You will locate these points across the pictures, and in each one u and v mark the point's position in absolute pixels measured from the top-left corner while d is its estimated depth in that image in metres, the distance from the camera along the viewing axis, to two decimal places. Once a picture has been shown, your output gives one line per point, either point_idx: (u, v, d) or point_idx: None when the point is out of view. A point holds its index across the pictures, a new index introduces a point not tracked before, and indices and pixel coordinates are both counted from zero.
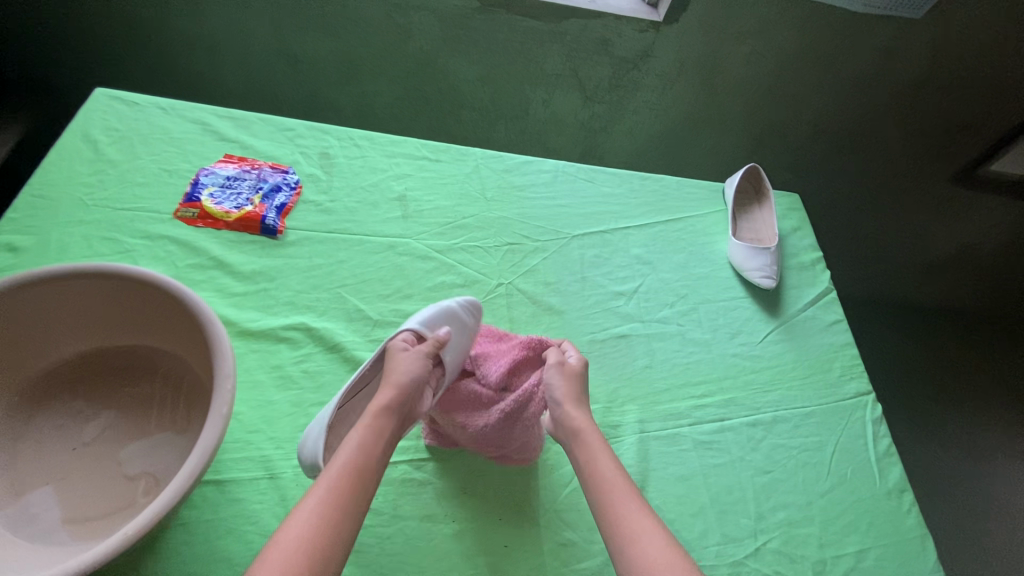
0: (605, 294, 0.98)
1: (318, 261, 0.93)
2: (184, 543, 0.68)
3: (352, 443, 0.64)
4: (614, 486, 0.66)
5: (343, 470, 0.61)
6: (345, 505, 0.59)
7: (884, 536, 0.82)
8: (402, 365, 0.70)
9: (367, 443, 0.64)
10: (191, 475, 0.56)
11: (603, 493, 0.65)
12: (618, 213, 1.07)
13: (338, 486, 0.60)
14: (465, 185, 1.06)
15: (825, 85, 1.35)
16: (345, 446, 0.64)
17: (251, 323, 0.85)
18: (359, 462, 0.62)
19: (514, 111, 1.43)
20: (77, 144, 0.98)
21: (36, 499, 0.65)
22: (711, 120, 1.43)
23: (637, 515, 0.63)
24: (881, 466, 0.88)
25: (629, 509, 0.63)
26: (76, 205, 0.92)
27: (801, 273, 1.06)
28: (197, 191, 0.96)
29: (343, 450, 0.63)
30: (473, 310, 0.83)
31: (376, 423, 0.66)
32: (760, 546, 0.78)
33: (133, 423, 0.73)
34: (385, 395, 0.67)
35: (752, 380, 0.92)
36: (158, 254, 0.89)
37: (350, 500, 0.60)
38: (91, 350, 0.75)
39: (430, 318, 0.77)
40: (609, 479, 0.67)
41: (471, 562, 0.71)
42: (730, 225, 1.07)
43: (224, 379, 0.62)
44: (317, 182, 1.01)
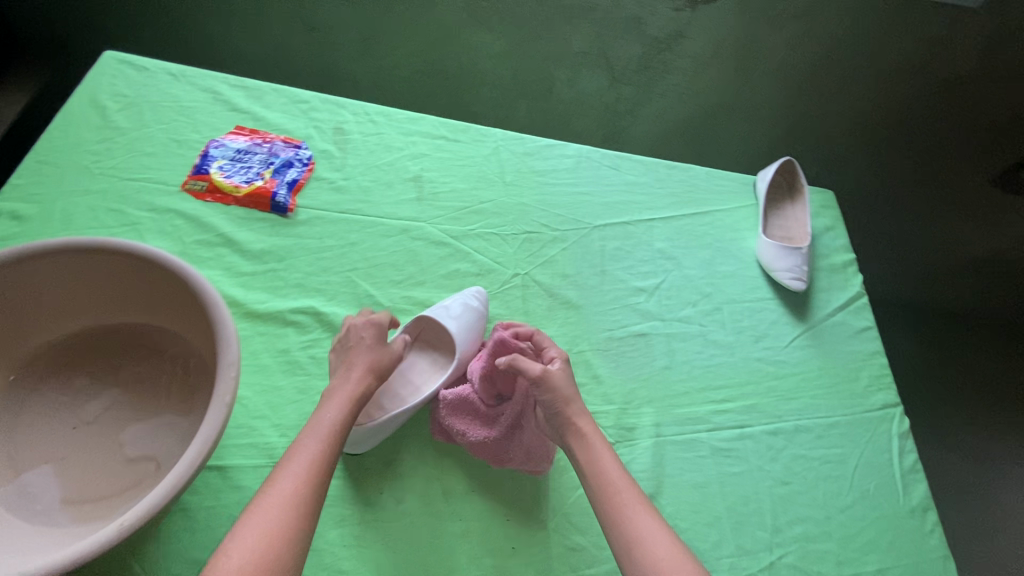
0: (624, 290, 0.94)
1: (329, 242, 0.89)
2: (186, 529, 0.66)
3: (323, 425, 0.63)
4: (623, 494, 0.64)
5: (316, 453, 0.61)
6: (315, 489, 0.58)
7: (905, 555, 0.79)
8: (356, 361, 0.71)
9: (339, 428, 0.64)
10: (194, 462, 0.54)
11: (612, 501, 0.64)
12: (643, 204, 1.02)
13: (309, 470, 0.59)
14: (484, 168, 1.01)
15: (867, 74, 1.28)
16: (317, 429, 0.63)
17: (259, 305, 0.82)
18: (330, 447, 0.62)
19: (537, 90, 1.36)
20: (85, 110, 0.94)
21: (34, 479, 0.64)
22: (744, 106, 1.36)
23: (651, 525, 0.62)
24: (906, 483, 0.84)
25: (641, 518, 0.63)
26: (82, 174, 0.89)
27: (832, 275, 1.01)
28: (206, 163, 0.92)
29: (313, 432, 0.63)
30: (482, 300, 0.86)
31: (349, 406, 0.66)
32: (775, 560, 0.75)
33: (133, 403, 0.71)
34: (358, 376, 0.69)
35: (775, 386, 0.88)
36: (165, 228, 0.87)
37: (320, 484, 0.59)
38: (95, 326, 0.73)
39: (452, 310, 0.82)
40: (618, 484, 0.65)
41: (476, 563, 0.70)
42: (760, 222, 1.02)
43: (227, 367, 0.59)
44: (330, 159, 0.96)
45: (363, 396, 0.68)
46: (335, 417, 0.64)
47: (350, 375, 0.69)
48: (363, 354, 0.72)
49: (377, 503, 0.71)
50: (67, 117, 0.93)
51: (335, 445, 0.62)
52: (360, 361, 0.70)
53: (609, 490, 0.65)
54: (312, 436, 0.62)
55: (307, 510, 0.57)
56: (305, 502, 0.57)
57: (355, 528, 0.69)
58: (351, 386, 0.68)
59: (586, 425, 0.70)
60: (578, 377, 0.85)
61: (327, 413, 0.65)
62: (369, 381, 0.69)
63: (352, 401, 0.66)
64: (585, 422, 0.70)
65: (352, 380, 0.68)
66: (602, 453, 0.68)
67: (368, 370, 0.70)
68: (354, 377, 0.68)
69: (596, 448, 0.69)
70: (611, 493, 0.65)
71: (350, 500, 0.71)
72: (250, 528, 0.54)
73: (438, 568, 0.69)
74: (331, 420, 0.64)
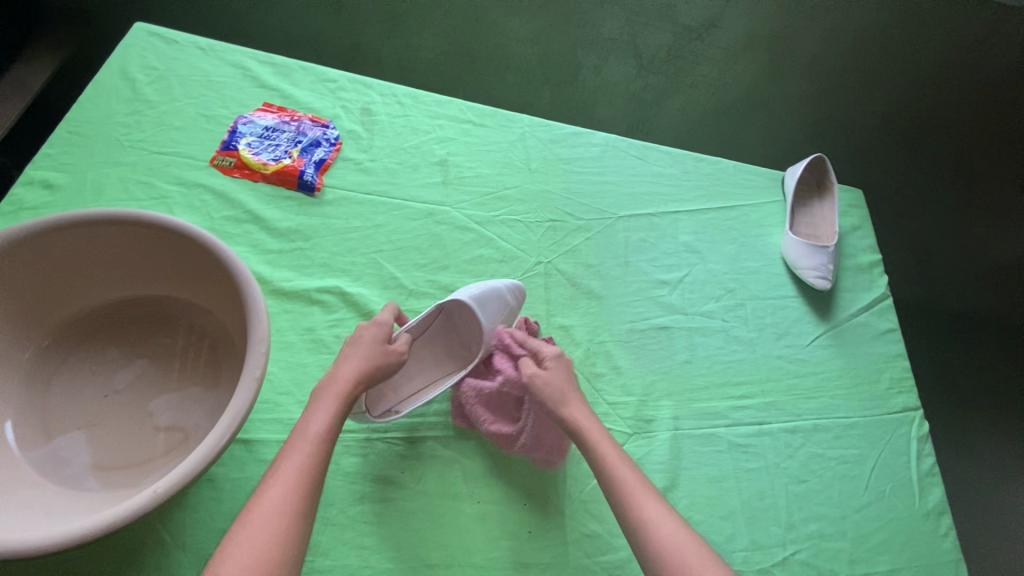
0: (647, 282, 0.93)
1: (355, 223, 0.89)
2: (213, 499, 0.68)
3: (314, 428, 0.61)
4: (633, 488, 0.65)
5: (308, 457, 0.58)
6: (308, 490, 0.57)
7: (918, 556, 0.79)
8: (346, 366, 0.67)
9: (331, 428, 0.62)
10: (225, 436, 0.54)
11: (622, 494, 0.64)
12: (669, 196, 1.01)
13: (303, 473, 0.57)
14: (510, 154, 1.00)
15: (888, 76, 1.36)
16: (305, 430, 0.61)
17: (285, 283, 0.83)
18: (321, 450, 0.59)
19: (562, 75, 1.34)
20: (116, 81, 0.95)
21: (66, 444, 0.66)
22: (771, 98, 1.35)
23: (665, 512, 0.63)
24: (922, 486, 0.83)
25: (654, 509, 0.63)
26: (113, 146, 0.89)
27: (857, 275, 0.99)
28: (235, 140, 0.92)
29: (302, 435, 0.60)
30: (517, 295, 0.82)
31: (337, 407, 0.63)
32: (788, 556, 0.76)
33: (161, 376, 0.72)
34: (348, 374, 0.66)
35: (795, 384, 0.88)
36: (193, 203, 0.87)
37: (313, 489, 0.57)
38: (124, 298, 0.74)
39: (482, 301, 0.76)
40: (625, 477, 0.66)
41: (493, 546, 0.71)
42: (787, 219, 1.01)
43: (257, 343, 0.60)
44: (358, 139, 0.96)
45: (354, 394, 0.65)
46: (325, 419, 0.62)
47: (339, 373, 0.66)
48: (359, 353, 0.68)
49: (397, 482, 0.73)
50: (97, 88, 0.93)
51: (326, 450, 0.60)
52: (352, 360, 0.67)
53: (618, 481, 0.65)
54: (301, 437, 0.60)
55: (301, 515, 0.55)
56: (299, 505, 0.55)
57: (375, 505, 0.71)
58: (343, 384, 0.65)
59: (586, 418, 0.70)
60: (599, 368, 0.85)
61: (315, 413, 0.62)
62: (362, 379, 0.66)
63: (343, 400, 0.64)
64: (586, 415, 0.71)
65: (341, 378, 0.65)
66: (606, 449, 0.68)
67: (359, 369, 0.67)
68: (343, 376, 0.65)
69: (600, 442, 0.68)
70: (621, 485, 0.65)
71: (372, 479, 0.72)
72: (245, 537, 0.52)
73: (455, 549, 0.70)
74: (321, 421, 0.61)
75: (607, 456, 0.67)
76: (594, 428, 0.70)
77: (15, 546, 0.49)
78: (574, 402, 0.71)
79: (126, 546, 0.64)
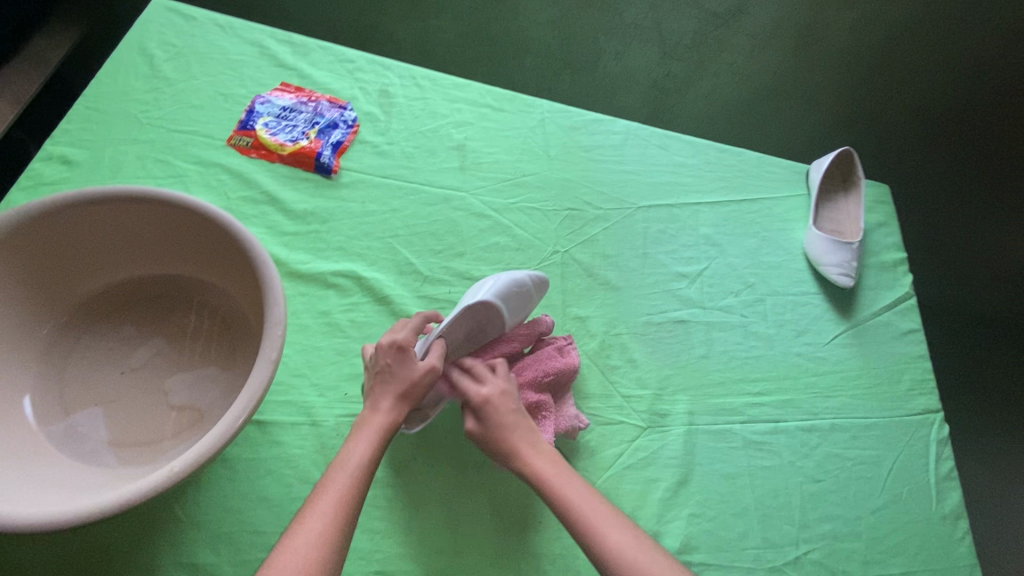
0: (665, 274, 0.92)
1: (371, 207, 0.89)
2: (226, 478, 0.68)
3: (350, 463, 0.60)
4: (594, 517, 0.61)
5: (344, 490, 0.57)
6: (344, 524, 0.55)
7: (933, 560, 0.78)
8: (380, 393, 0.64)
9: (370, 463, 0.60)
10: (241, 417, 0.54)
11: (581, 525, 0.61)
12: (690, 187, 0.99)
13: (336, 507, 0.56)
14: (528, 140, 0.99)
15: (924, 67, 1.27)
16: (342, 467, 0.59)
17: (301, 265, 0.82)
18: (358, 485, 0.58)
19: (583, 61, 1.32)
20: (134, 57, 0.94)
21: (83, 420, 0.66)
22: (797, 91, 1.31)
23: (631, 537, 0.60)
24: (940, 489, 0.82)
25: (619, 536, 0.60)
26: (131, 123, 0.89)
27: (881, 273, 0.97)
28: (252, 119, 0.91)
29: (339, 467, 0.59)
30: (540, 287, 0.79)
31: (380, 440, 0.62)
32: (801, 555, 0.75)
33: (179, 354, 0.72)
34: (387, 406, 0.64)
35: (813, 382, 0.87)
36: (210, 182, 0.87)
37: (347, 524, 0.56)
38: (142, 277, 0.74)
39: (504, 292, 0.72)
40: (585, 506, 0.62)
41: (503, 534, 0.71)
42: (812, 213, 0.98)
43: (274, 324, 0.59)
44: (375, 122, 0.95)
45: (392, 429, 0.64)
46: (363, 454, 0.60)
47: (377, 407, 0.64)
48: (388, 380, 0.64)
49: (409, 468, 0.73)
50: (116, 64, 0.93)
51: (363, 484, 0.58)
52: (384, 390, 0.64)
53: (577, 512, 0.61)
54: (339, 474, 0.58)
55: (332, 553, 0.53)
56: (335, 539, 0.54)
57: (387, 490, 0.71)
58: (382, 418, 0.63)
59: (536, 448, 0.66)
60: (613, 360, 0.84)
61: (355, 448, 0.61)
62: (399, 411, 0.64)
63: (380, 437, 0.62)
64: (536, 445, 0.66)
65: (380, 412, 0.64)
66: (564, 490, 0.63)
67: (395, 401, 0.64)
68: (382, 409, 0.63)
69: (553, 471, 0.65)
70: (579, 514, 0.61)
71: (385, 464, 0.72)
72: None
73: (466, 537, 0.70)
74: (359, 457, 0.60)
75: (563, 486, 0.63)
76: (547, 457, 0.66)
77: (34, 520, 0.49)
78: (519, 434, 0.66)
79: (142, 522, 0.65)
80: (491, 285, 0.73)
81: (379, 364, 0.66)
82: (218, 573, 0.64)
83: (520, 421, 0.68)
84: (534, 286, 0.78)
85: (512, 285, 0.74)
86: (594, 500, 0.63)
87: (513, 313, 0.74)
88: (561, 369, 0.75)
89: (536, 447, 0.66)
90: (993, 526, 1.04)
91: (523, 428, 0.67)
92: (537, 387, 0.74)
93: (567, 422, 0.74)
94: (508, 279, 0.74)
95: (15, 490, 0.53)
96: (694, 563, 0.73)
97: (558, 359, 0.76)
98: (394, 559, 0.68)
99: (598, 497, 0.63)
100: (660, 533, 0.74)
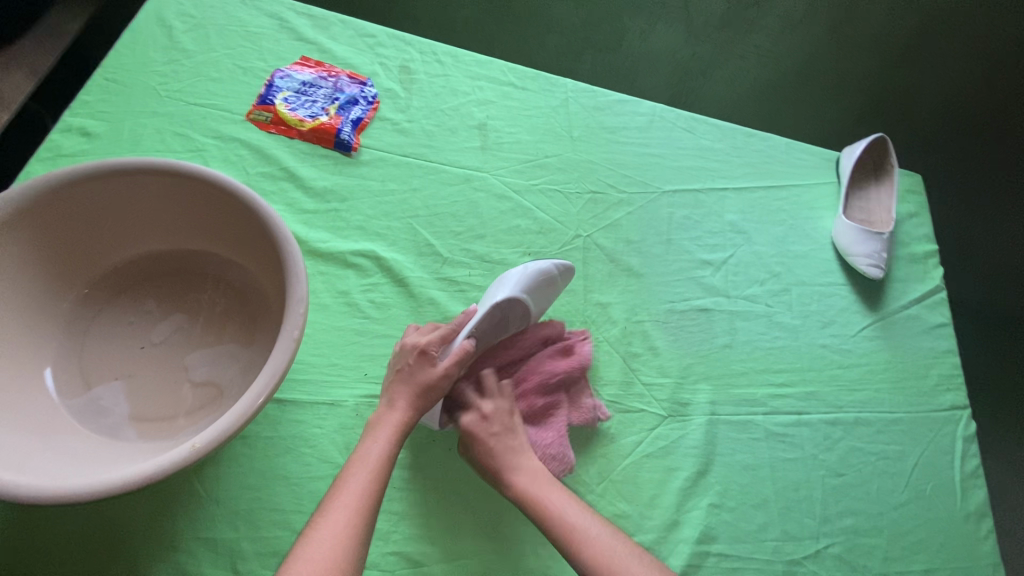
0: (689, 261, 0.90)
1: (391, 186, 0.87)
2: (246, 455, 0.68)
3: (370, 459, 0.60)
4: (574, 527, 0.63)
5: (366, 484, 0.58)
6: (367, 517, 0.56)
7: (956, 558, 0.76)
8: (397, 395, 0.65)
9: (388, 460, 0.61)
10: (262, 394, 0.54)
11: (563, 536, 0.63)
12: (716, 171, 0.97)
13: (361, 501, 0.56)
14: (551, 120, 0.96)
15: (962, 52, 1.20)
16: (362, 463, 0.60)
17: (320, 243, 0.81)
18: (379, 480, 0.59)
19: (607, 41, 1.27)
20: (153, 28, 0.92)
21: (104, 393, 0.66)
22: (829, 75, 1.26)
23: (613, 544, 0.62)
24: (965, 487, 0.80)
25: (601, 542, 0.62)
26: (150, 95, 0.87)
27: (911, 265, 0.94)
28: (272, 94, 0.90)
29: (359, 463, 0.60)
30: (566, 275, 0.79)
31: (395, 439, 0.62)
32: (821, 549, 0.74)
33: (198, 330, 0.71)
34: (404, 404, 0.65)
35: (838, 375, 0.85)
36: (229, 157, 0.85)
37: (370, 515, 0.56)
38: (161, 251, 0.73)
39: (526, 286, 0.74)
40: (564, 517, 0.64)
41: (522, 517, 0.70)
42: (842, 202, 0.96)
43: (296, 302, 0.58)
44: (395, 99, 0.93)
45: (409, 426, 0.64)
46: (383, 451, 0.61)
47: (394, 404, 0.65)
48: (409, 380, 0.66)
49: (428, 449, 0.72)
50: (135, 35, 0.91)
51: (384, 479, 0.59)
52: (403, 388, 0.66)
53: (558, 525, 0.63)
54: (358, 470, 0.59)
55: (357, 542, 0.54)
56: (357, 532, 0.54)
57: (406, 471, 0.71)
58: (399, 416, 0.64)
59: (519, 465, 0.67)
60: (635, 347, 0.83)
61: (374, 444, 0.62)
62: (416, 409, 0.65)
63: (398, 434, 0.63)
64: (519, 462, 0.68)
65: (397, 409, 0.65)
66: (558, 508, 0.64)
67: (413, 399, 0.65)
68: (398, 406, 0.64)
69: (534, 486, 0.66)
70: (559, 525, 0.63)
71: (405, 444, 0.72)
72: (306, 565, 0.51)
73: (484, 520, 0.70)
74: (379, 454, 0.61)
75: (541, 499, 0.65)
76: (529, 472, 0.67)
77: (56, 491, 0.49)
78: (503, 458, 0.67)
79: (162, 498, 0.65)
80: (516, 279, 0.74)
81: (402, 364, 0.67)
82: (237, 548, 0.64)
83: (505, 441, 0.69)
84: (560, 274, 0.78)
85: (537, 277, 0.75)
86: (573, 510, 0.64)
87: (536, 306, 0.76)
88: (563, 370, 0.74)
89: (518, 465, 0.67)
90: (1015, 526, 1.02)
91: (507, 451, 0.68)
92: (536, 393, 0.74)
93: (589, 414, 0.75)
94: (532, 271, 0.75)
95: (37, 462, 0.53)
96: (713, 553, 0.72)
97: (561, 363, 0.75)
98: (410, 540, 0.67)
99: (578, 506, 0.65)
100: (679, 523, 0.73)
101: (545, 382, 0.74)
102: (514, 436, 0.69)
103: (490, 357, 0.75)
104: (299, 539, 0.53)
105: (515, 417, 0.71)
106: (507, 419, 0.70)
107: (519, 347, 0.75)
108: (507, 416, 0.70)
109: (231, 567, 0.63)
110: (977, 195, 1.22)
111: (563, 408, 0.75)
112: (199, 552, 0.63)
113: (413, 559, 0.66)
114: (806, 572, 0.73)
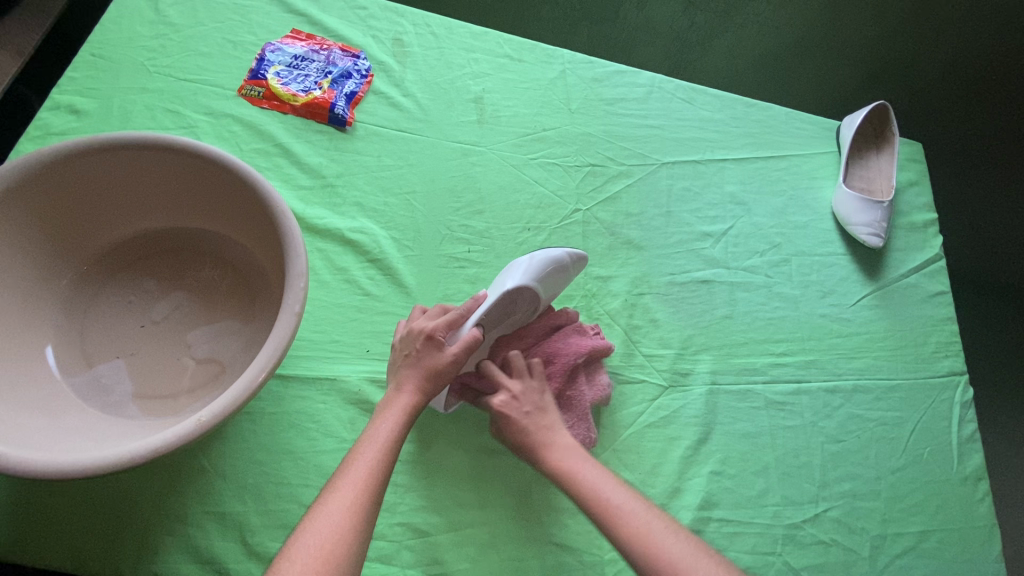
0: (690, 233, 0.89)
1: (388, 161, 0.86)
2: (250, 431, 0.69)
3: (380, 437, 0.60)
4: (611, 505, 0.61)
5: (375, 460, 0.58)
6: (374, 493, 0.56)
7: (952, 520, 0.77)
8: (405, 383, 0.65)
9: (396, 441, 0.61)
10: (265, 367, 0.53)
11: (601, 512, 0.61)
12: (716, 142, 0.96)
13: (368, 477, 0.57)
14: (549, 93, 0.95)
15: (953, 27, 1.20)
16: (370, 441, 0.60)
17: (317, 220, 0.80)
18: (387, 458, 0.59)
19: (603, 10, 1.24)
20: (138, 2, 0.90)
21: (106, 370, 0.66)
22: (829, 44, 1.25)
23: (647, 521, 0.59)
24: (961, 451, 0.81)
25: (638, 520, 0.59)
26: (138, 70, 0.86)
27: (910, 234, 0.94)
28: (263, 68, 0.88)
29: (369, 442, 0.60)
30: (579, 263, 0.78)
31: (403, 421, 0.63)
32: (820, 513, 0.76)
33: (199, 308, 0.71)
34: (411, 388, 0.65)
35: (837, 344, 0.85)
36: (221, 133, 0.84)
37: (378, 492, 0.57)
38: (158, 230, 0.72)
39: (536, 271, 0.73)
40: (600, 495, 0.62)
41: (526, 487, 0.71)
42: (842, 171, 0.95)
43: (297, 276, 0.58)
44: (389, 72, 0.91)
45: (418, 409, 0.65)
46: (390, 431, 0.61)
47: (402, 388, 0.65)
48: (416, 365, 0.66)
49: (431, 426, 0.73)
50: (121, 10, 0.89)
51: (392, 458, 0.60)
52: (411, 372, 0.65)
53: (596, 500, 0.61)
54: (368, 449, 0.59)
55: (364, 519, 0.54)
56: (364, 508, 0.54)
57: (411, 446, 0.71)
58: (407, 399, 0.64)
59: (554, 443, 0.67)
60: (636, 320, 0.83)
61: (382, 425, 0.62)
62: (423, 394, 0.65)
63: (407, 415, 0.63)
64: (556, 441, 0.67)
65: (405, 393, 0.65)
66: (598, 477, 0.63)
67: (421, 382, 0.65)
68: (406, 389, 0.64)
69: (570, 463, 0.65)
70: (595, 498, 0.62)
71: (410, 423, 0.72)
72: (312, 537, 0.51)
73: (489, 489, 0.71)
74: (388, 433, 0.61)
75: (576, 474, 0.64)
76: (564, 449, 0.66)
77: (62, 468, 0.49)
78: (537, 435, 0.67)
79: (168, 476, 0.65)
80: (526, 266, 0.73)
81: (408, 349, 0.67)
82: (245, 521, 0.65)
83: (538, 420, 0.68)
84: (572, 263, 0.77)
85: (547, 265, 0.74)
86: (608, 484, 0.63)
87: (547, 293, 0.75)
88: (587, 348, 0.73)
89: (553, 439, 0.67)
90: (1010, 493, 1.03)
91: (541, 428, 0.67)
92: (566, 372, 0.72)
93: (599, 392, 0.74)
94: (543, 258, 0.74)
95: (42, 438, 0.53)
96: (714, 518, 0.73)
97: (585, 341, 0.74)
98: (416, 511, 0.68)
99: (614, 483, 0.63)
100: (681, 491, 0.74)
101: (574, 361, 0.73)
102: (545, 415, 0.68)
103: (542, 321, 0.75)
104: (309, 513, 0.54)
105: (545, 397, 0.70)
106: (538, 400, 0.69)
107: (535, 333, 0.75)
108: (536, 396, 0.69)
109: (239, 539, 0.64)
110: (970, 164, 1.22)
111: (583, 386, 0.74)
112: (208, 525, 0.64)
113: (420, 530, 0.67)
114: (806, 535, 0.74)
